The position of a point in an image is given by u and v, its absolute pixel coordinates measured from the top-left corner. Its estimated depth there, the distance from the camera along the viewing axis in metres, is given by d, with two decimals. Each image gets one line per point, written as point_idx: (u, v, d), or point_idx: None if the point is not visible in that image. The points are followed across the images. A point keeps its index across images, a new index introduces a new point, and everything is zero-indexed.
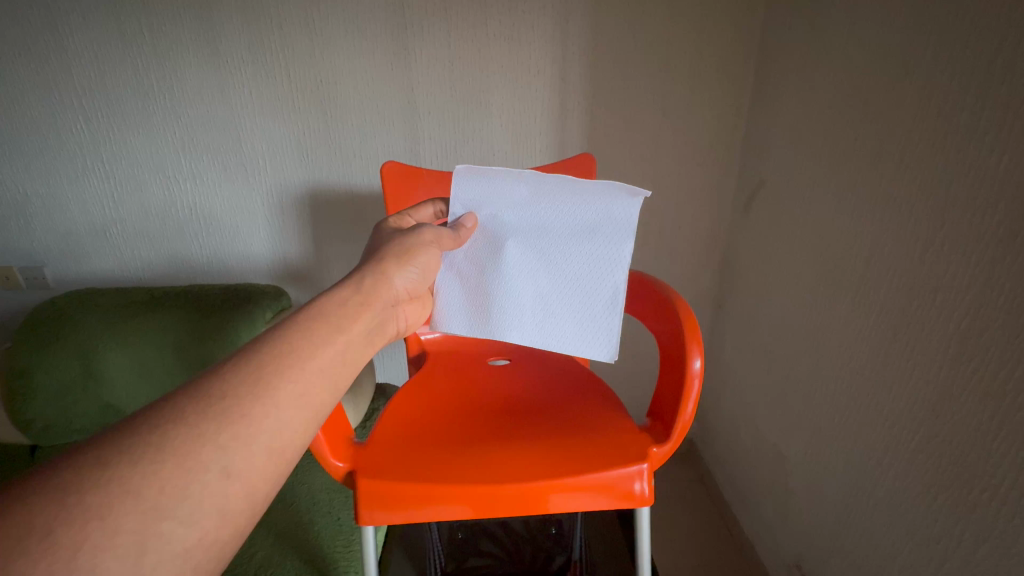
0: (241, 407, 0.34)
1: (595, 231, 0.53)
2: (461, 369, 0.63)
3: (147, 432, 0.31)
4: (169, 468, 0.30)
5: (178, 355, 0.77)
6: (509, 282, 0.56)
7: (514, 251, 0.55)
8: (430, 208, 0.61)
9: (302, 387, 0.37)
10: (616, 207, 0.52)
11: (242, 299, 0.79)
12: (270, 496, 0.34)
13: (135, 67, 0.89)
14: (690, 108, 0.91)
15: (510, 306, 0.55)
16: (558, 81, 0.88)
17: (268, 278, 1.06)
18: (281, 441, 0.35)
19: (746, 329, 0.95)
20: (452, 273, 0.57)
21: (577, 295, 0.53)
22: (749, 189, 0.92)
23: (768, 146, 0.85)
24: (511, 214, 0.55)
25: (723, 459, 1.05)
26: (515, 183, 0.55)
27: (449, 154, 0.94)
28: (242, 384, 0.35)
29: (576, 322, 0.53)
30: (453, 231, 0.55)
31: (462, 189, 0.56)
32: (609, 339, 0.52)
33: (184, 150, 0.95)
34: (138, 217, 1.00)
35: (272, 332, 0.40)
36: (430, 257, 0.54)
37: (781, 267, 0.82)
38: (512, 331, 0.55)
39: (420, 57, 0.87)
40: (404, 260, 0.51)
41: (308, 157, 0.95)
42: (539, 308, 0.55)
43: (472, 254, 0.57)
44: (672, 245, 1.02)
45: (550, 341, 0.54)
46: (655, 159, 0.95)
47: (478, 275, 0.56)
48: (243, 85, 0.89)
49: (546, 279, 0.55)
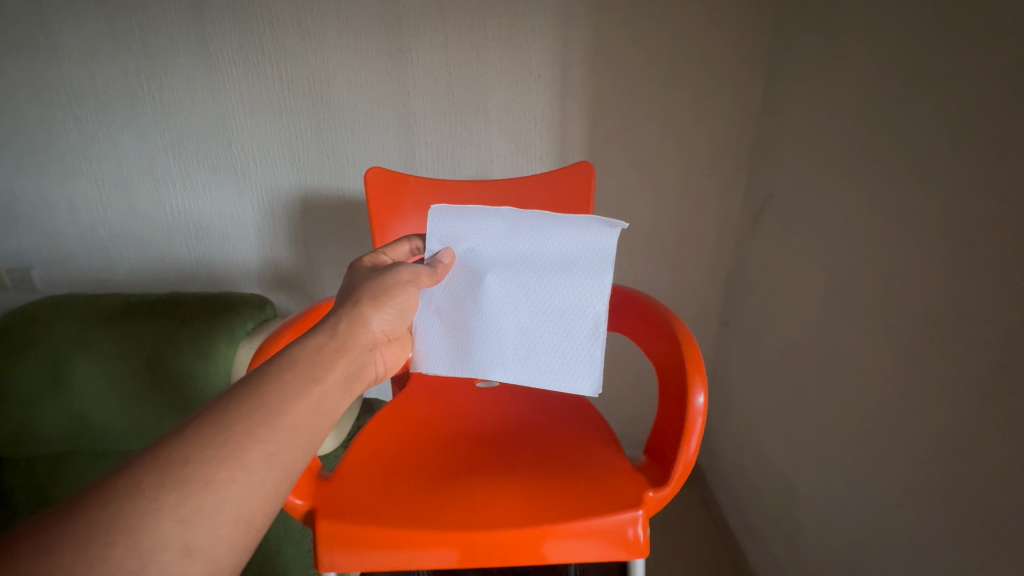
0: (205, 474, 0.32)
1: (575, 263, 0.51)
2: (443, 389, 0.59)
3: (103, 507, 0.29)
4: (121, 552, 0.27)
5: (149, 364, 0.73)
6: (492, 317, 0.54)
7: (495, 284, 0.54)
8: (406, 245, 0.59)
9: (273, 444, 0.36)
10: (594, 237, 0.51)
11: (223, 308, 0.77)
12: (238, 568, 0.32)
13: (125, 68, 0.86)
14: (699, 116, 0.86)
15: (492, 343, 0.53)
16: (560, 85, 0.84)
17: (257, 284, 1.03)
18: (249, 508, 0.33)
19: (754, 349, 0.90)
20: (431, 310, 0.56)
21: (560, 329, 0.51)
22: (759, 202, 0.87)
23: (780, 157, 0.80)
24: (490, 247, 0.54)
25: (729, 485, 0.99)
26: (493, 219, 0.55)
27: (444, 161, 0.91)
28: (206, 448, 0.33)
29: (561, 359, 0.50)
30: (431, 267, 0.54)
31: (437, 225, 0.55)
32: (592, 372, 0.49)
33: (174, 151, 0.92)
34: (128, 221, 0.98)
35: (239, 389, 0.38)
36: (410, 295, 0.52)
37: (793, 287, 0.77)
38: (495, 369, 0.52)
39: (416, 59, 0.83)
40: (381, 302, 0.49)
41: (299, 160, 0.91)
42: (522, 344, 0.52)
43: (451, 291, 0.55)
44: (677, 259, 0.98)
45: (532, 377, 0.51)
46: (660, 169, 0.90)
47: (457, 310, 0.55)
48: (234, 85, 0.86)
49: (529, 313, 0.52)
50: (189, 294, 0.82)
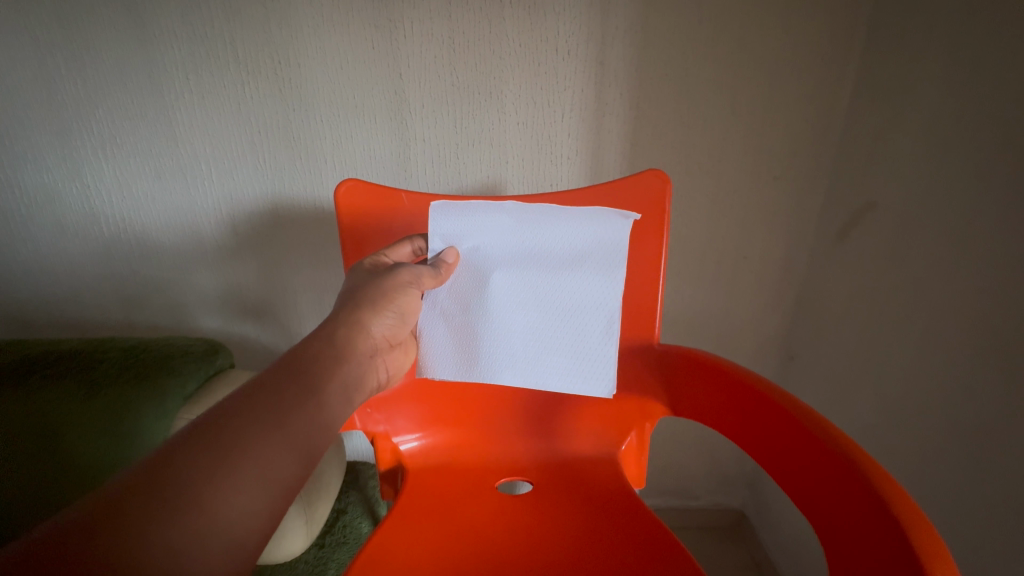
0: (192, 495, 0.30)
1: (586, 257, 0.47)
2: (473, 507, 0.47)
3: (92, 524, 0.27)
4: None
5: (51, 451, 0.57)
6: (501, 318, 0.49)
7: (503, 285, 0.48)
8: (408, 246, 0.52)
9: (264, 462, 0.34)
10: (606, 230, 0.47)
11: (155, 365, 0.62)
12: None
13: (35, 44, 0.67)
14: (772, 104, 0.67)
15: (502, 347, 0.49)
16: (596, 66, 0.66)
17: (219, 313, 0.85)
18: (240, 531, 0.31)
19: (831, 396, 0.73)
20: (436, 312, 0.50)
21: (572, 328, 0.48)
22: (845, 214, 0.69)
23: (880, 159, 0.63)
24: (497, 246, 0.49)
25: (788, 553, 0.82)
26: (496, 214, 0.49)
27: (447, 163, 0.73)
28: (199, 464, 0.32)
29: (574, 359, 0.48)
30: (433, 268, 0.48)
31: (440, 220, 0.49)
32: (607, 371, 0.47)
33: (105, 150, 0.73)
34: (54, 236, 0.79)
35: (231, 405, 0.36)
36: (410, 299, 0.48)
37: (901, 325, 0.60)
38: (504, 372, 0.48)
39: (410, 31, 0.64)
40: (380, 307, 0.46)
41: (261, 162, 0.73)
42: (533, 346, 0.48)
43: (457, 291, 0.49)
44: (731, 281, 0.80)
45: (544, 381, 0.48)
46: (717, 172, 0.72)
47: (464, 313, 0.49)
48: (177, 67, 0.67)
49: (538, 314, 0.48)
50: (109, 343, 0.67)
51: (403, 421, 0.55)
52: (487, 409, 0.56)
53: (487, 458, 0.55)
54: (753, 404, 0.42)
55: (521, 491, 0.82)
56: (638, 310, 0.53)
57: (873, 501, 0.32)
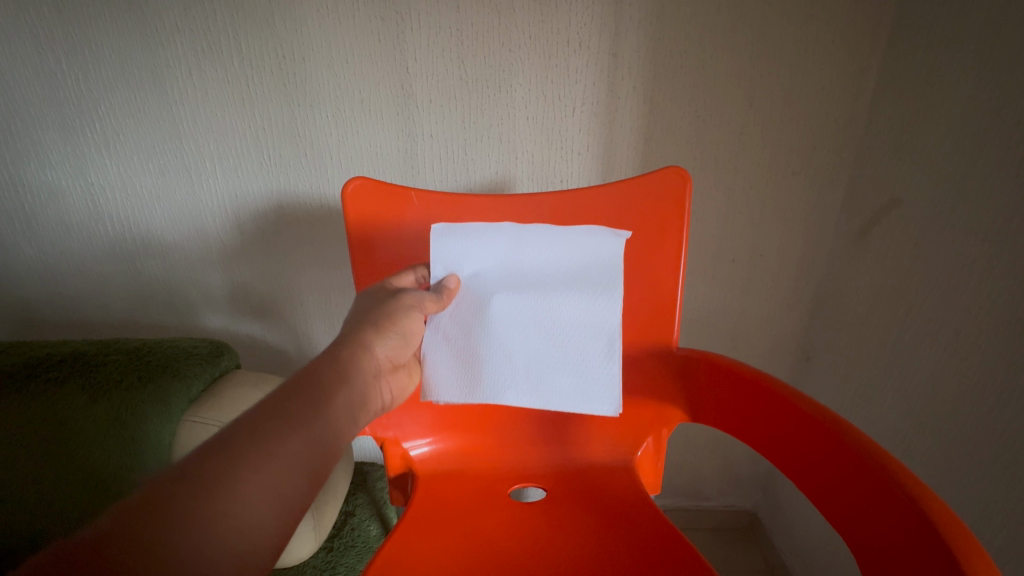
0: (194, 505, 0.30)
1: (585, 275, 0.46)
2: (486, 513, 0.47)
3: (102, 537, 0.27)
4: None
5: (59, 452, 0.57)
6: (507, 338, 0.46)
7: (506, 308, 0.47)
8: (411, 275, 0.50)
9: (271, 478, 0.33)
10: (602, 249, 0.46)
11: (157, 369, 0.61)
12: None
13: (37, 39, 0.66)
14: (791, 97, 0.65)
15: (507, 366, 0.46)
16: (609, 58, 0.64)
17: (227, 311, 0.85)
18: (243, 544, 0.30)
19: (849, 398, 0.71)
20: (439, 337, 0.48)
21: (578, 345, 0.46)
22: (866, 210, 0.67)
23: (903, 154, 0.60)
24: (495, 268, 0.48)
25: (803, 554, 0.81)
26: (495, 234, 0.48)
27: (455, 160, 0.71)
28: (203, 474, 0.31)
29: (579, 379, 0.45)
30: (436, 293, 0.47)
31: (440, 247, 0.48)
32: (612, 390, 0.45)
33: (109, 148, 0.72)
34: (58, 234, 0.78)
35: (241, 419, 0.35)
36: (413, 322, 0.47)
37: (925, 328, 0.58)
38: (508, 392, 0.46)
39: (418, 23, 0.63)
40: (383, 328, 0.46)
41: (266, 158, 0.71)
42: (537, 358, 0.46)
43: (459, 319, 0.48)
44: (747, 278, 0.78)
45: (549, 401, 0.45)
46: (734, 166, 0.70)
47: (467, 337, 0.47)
48: (180, 62, 0.66)
49: (544, 333, 0.46)
50: (116, 344, 0.66)
51: (413, 427, 0.54)
52: (501, 415, 0.55)
53: (500, 463, 0.54)
54: (774, 409, 0.41)
55: (529, 497, 0.82)
56: (659, 311, 0.51)
57: (904, 503, 0.30)
